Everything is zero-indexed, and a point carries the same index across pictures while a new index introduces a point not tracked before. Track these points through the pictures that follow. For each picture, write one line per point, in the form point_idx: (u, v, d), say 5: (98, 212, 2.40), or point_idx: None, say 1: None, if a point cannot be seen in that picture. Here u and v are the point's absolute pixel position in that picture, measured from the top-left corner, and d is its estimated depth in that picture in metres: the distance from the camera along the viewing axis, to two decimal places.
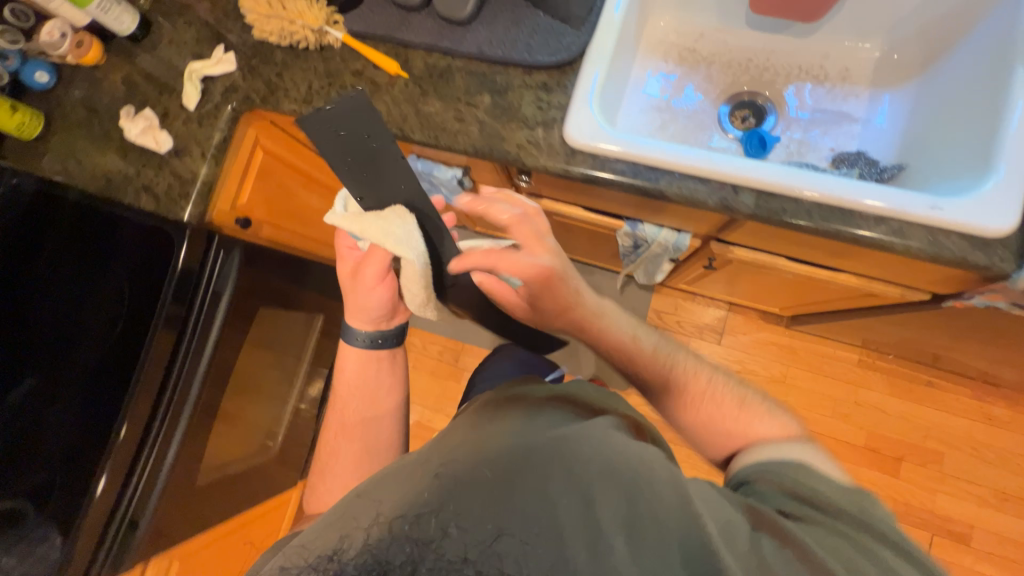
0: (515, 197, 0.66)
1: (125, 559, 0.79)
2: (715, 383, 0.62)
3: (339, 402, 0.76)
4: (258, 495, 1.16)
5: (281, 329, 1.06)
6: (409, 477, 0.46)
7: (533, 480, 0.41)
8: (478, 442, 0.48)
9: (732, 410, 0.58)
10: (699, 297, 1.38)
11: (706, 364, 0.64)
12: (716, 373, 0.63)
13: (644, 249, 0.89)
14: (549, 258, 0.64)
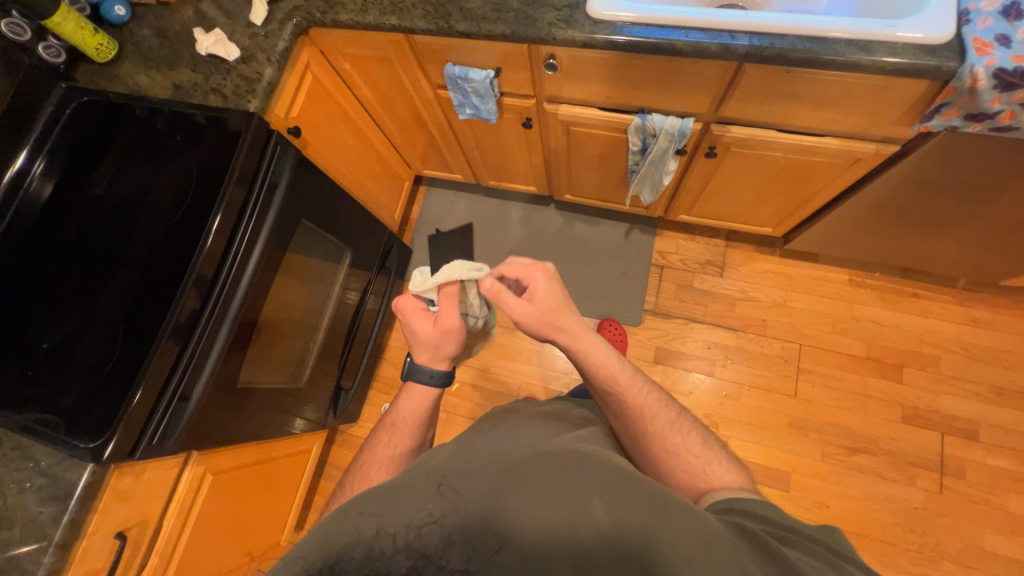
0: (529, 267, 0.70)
1: (173, 434, 0.83)
2: (683, 421, 0.66)
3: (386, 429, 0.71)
4: (287, 426, 1.17)
5: (316, 248, 1.13)
6: (415, 481, 0.49)
7: (526, 495, 0.46)
8: (475, 457, 0.53)
9: (696, 451, 0.63)
10: (698, 236, 1.50)
11: (683, 417, 0.67)
12: (683, 412, 0.68)
13: (652, 147, 1.01)
14: (554, 301, 0.68)
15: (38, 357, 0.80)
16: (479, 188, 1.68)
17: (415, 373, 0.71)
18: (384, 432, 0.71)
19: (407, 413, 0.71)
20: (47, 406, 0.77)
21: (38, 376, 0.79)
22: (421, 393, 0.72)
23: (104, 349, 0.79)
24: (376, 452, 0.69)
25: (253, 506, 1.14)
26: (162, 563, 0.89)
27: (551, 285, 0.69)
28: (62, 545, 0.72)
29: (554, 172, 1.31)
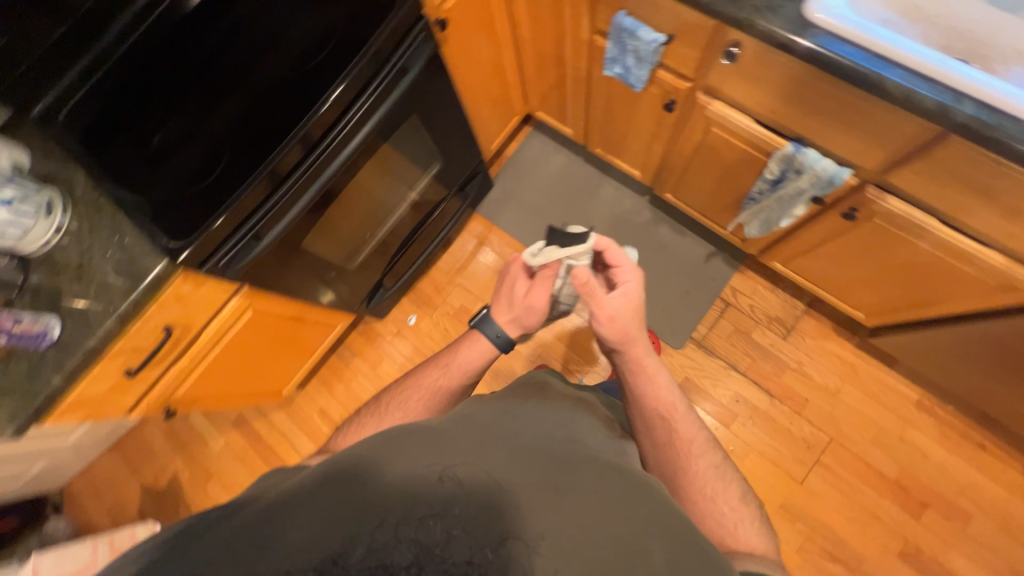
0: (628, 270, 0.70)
1: (240, 261, 0.89)
2: (724, 469, 0.66)
3: (438, 365, 0.72)
4: (326, 298, 1.23)
5: (410, 148, 1.16)
6: (409, 461, 0.49)
7: (520, 498, 0.47)
8: (469, 440, 0.53)
9: (732, 503, 0.63)
10: (780, 290, 1.41)
11: (726, 466, 0.67)
12: (726, 461, 0.67)
13: (788, 183, 0.92)
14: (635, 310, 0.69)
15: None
16: (582, 151, 1.61)
17: (483, 327, 0.71)
18: (435, 369, 0.72)
19: (462, 361, 0.71)
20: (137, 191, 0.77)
21: None
22: (479, 350, 0.71)
23: (203, 161, 0.81)
24: (422, 383, 0.71)
25: (274, 352, 1.24)
26: (190, 362, 1.00)
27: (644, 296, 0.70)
28: (122, 318, 0.80)
29: (668, 166, 1.23)
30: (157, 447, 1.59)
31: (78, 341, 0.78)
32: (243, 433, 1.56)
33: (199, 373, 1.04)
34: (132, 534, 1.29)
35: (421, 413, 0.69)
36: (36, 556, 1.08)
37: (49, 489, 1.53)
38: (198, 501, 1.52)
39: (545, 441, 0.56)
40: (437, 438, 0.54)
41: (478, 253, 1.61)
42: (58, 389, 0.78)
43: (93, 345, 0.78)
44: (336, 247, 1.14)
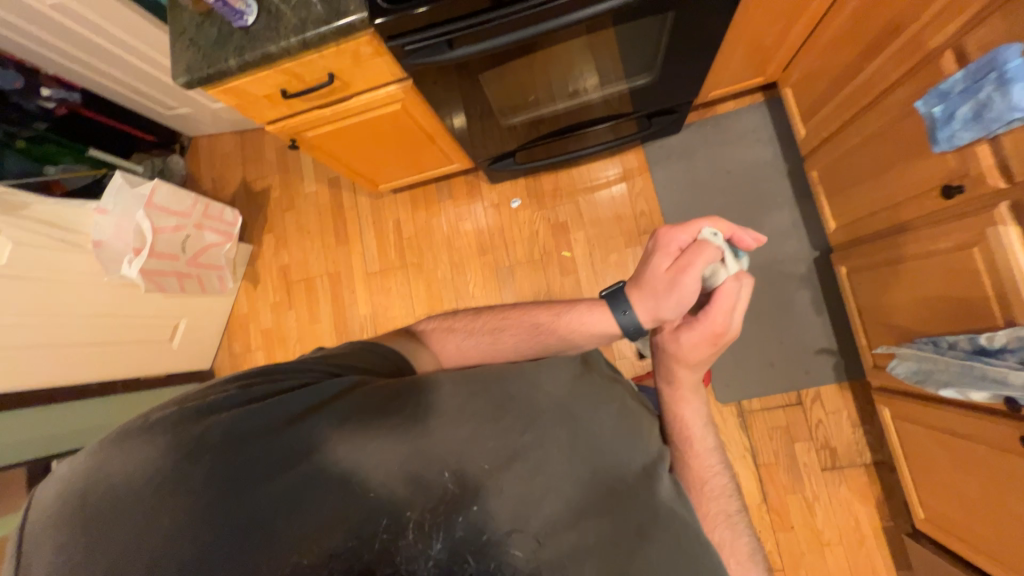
0: (721, 309, 0.63)
1: (420, 58, 0.83)
2: (736, 520, 0.60)
3: (550, 312, 0.69)
4: (463, 135, 1.19)
5: (638, 42, 0.98)
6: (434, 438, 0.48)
7: (538, 519, 0.45)
8: (503, 432, 0.48)
9: (736, 560, 0.58)
10: (861, 430, 1.25)
11: (743, 518, 0.61)
12: (744, 515, 0.61)
13: (994, 364, 0.73)
14: (698, 350, 0.64)
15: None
16: (794, 161, 1.34)
17: (613, 302, 0.66)
18: (544, 313, 0.69)
19: (569, 323, 0.67)
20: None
21: None
22: (596, 332, 0.67)
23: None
24: (526, 322, 0.69)
25: (393, 152, 1.26)
26: (330, 115, 1.03)
27: (709, 346, 0.64)
28: (304, 43, 0.80)
29: (874, 244, 1.01)
30: (268, 157, 1.76)
31: (263, 40, 0.80)
32: (331, 194, 1.69)
33: (332, 128, 1.07)
34: (221, 212, 1.49)
35: (511, 350, 0.67)
36: (158, 182, 1.26)
37: (184, 131, 1.77)
38: (273, 219, 1.72)
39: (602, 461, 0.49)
40: (479, 422, 0.49)
41: (613, 185, 1.48)
42: (229, 71, 0.82)
43: (271, 52, 0.80)
44: (502, 95, 1.07)
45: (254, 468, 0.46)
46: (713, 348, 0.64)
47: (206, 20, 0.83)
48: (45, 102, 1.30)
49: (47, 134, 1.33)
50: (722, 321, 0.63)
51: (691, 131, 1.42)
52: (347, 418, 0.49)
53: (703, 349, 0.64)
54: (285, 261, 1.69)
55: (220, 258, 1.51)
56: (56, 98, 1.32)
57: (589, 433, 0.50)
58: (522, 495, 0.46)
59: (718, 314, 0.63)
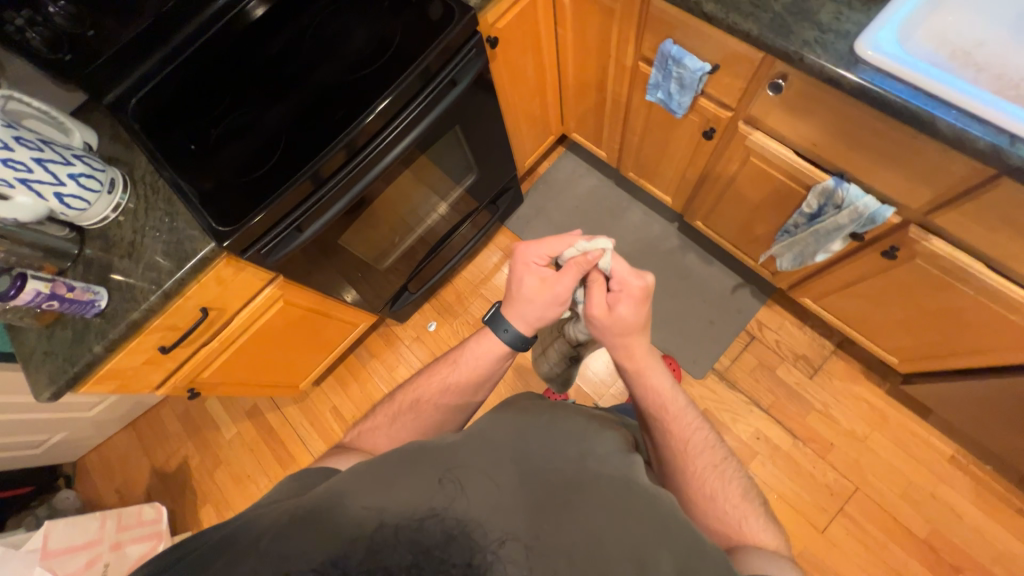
0: (630, 271, 0.65)
1: (278, 252, 0.91)
2: (724, 467, 0.64)
3: (450, 361, 0.72)
4: (353, 295, 1.25)
5: (446, 158, 1.18)
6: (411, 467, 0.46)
7: (525, 504, 0.44)
8: (481, 445, 0.49)
9: (737, 501, 0.60)
10: (808, 328, 1.38)
11: (731, 462, 0.65)
12: (731, 458, 0.65)
13: (825, 219, 0.91)
14: (635, 315, 0.66)
15: (207, 138, 0.89)
16: (614, 174, 1.63)
17: (494, 326, 0.69)
18: (444, 365, 0.72)
19: (465, 358, 0.71)
20: (193, 177, 0.87)
21: (198, 153, 0.88)
22: (486, 352, 0.70)
23: (253, 153, 0.87)
24: (433, 381, 0.71)
25: (297, 346, 1.26)
26: (219, 346, 1.02)
27: (642, 305, 0.66)
28: (166, 295, 0.83)
29: (700, 194, 1.23)
30: (172, 430, 1.61)
31: (122, 313, 0.82)
32: (255, 423, 1.58)
33: (226, 356, 1.06)
34: (138, 515, 1.31)
35: (436, 414, 0.69)
36: (48, 524, 1.09)
37: (65, 460, 1.57)
38: (204, 488, 1.53)
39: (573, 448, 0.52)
40: (456, 448, 0.49)
41: (502, 265, 1.62)
42: (97, 358, 0.81)
43: (135, 319, 0.81)
44: (366, 248, 1.17)
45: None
46: (647, 306, 0.67)
47: (55, 328, 0.82)
48: None
49: None
50: (636, 282, 0.65)
51: (532, 195, 1.66)
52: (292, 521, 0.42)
53: (640, 311, 0.66)
54: None
55: (156, 567, 1.27)
56: None
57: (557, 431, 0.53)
58: (502, 482, 0.45)
59: (632, 277, 0.65)
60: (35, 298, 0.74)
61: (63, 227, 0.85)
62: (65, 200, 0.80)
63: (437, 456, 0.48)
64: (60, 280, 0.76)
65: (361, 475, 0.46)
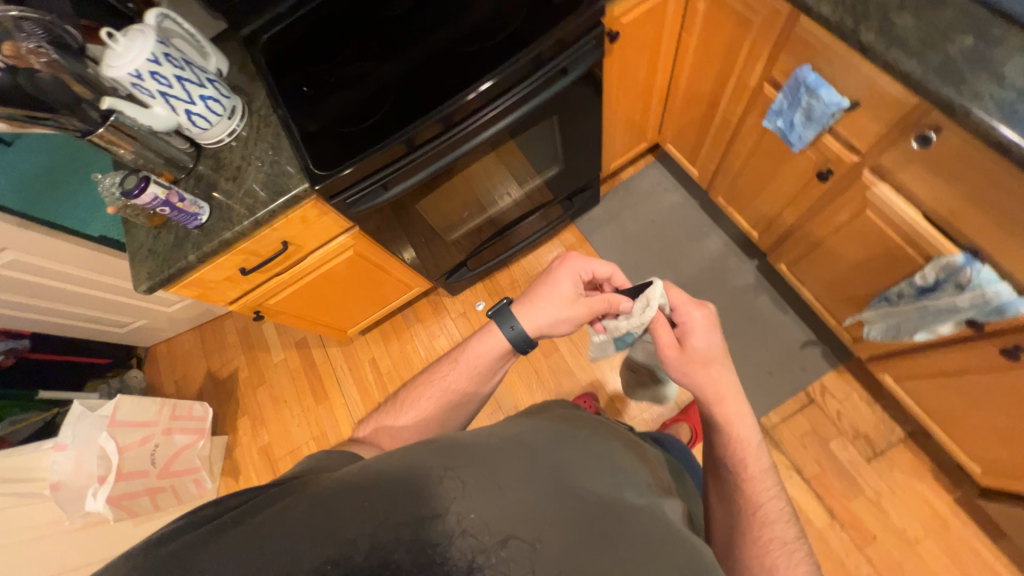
0: (682, 301, 0.64)
1: (360, 205, 0.95)
2: (791, 547, 0.58)
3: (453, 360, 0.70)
4: (415, 259, 1.29)
5: (533, 145, 1.16)
6: (417, 456, 0.44)
7: (535, 519, 0.40)
8: (492, 451, 0.46)
9: None
10: (879, 407, 1.25)
11: (801, 544, 0.59)
12: (800, 540, 0.60)
13: (939, 296, 0.81)
14: (707, 347, 0.63)
15: (321, 84, 0.93)
16: (700, 196, 1.55)
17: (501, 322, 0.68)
18: (446, 363, 0.70)
19: (473, 358, 0.68)
20: (300, 119, 0.92)
21: (310, 98, 0.93)
22: (502, 356, 0.69)
23: (358, 104, 0.90)
24: (434, 379, 0.68)
25: (355, 295, 1.32)
26: (289, 279, 1.09)
27: (712, 332, 0.64)
28: (257, 222, 0.89)
29: (794, 236, 1.14)
30: (230, 341, 1.77)
31: (218, 231, 0.89)
32: (301, 355, 1.69)
33: (292, 290, 1.13)
34: (190, 410, 1.43)
35: (434, 410, 0.66)
36: (120, 397, 1.23)
37: (140, 343, 1.76)
38: (246, 400, 1.66)
39: (590, 476, 0.48)
40: (462, 442, 0.47)
41: None
42: (189, 265, 0.89)
43: (227, 238, 0.88)
44: (439, 218, 1.19)
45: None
46: (718, 337, 0.64)
47: (161, 231, 0.91)
48: None
49: None
50: (695, 312, 0.64)
51: (609, 199, 1.61)
52: (292, 501, 0.39)
53: (712, 338, 0.64)
54: (266, 438, 1.60)
55: (195, 459, 1.41)
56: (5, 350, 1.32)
57: (572, 456, 0.50)
58: (511, 489, 0.42)
59: (687, 307, 0.64)
60: (152, 201, 0.81)
61: (185, 142, 0.93)
62: (192, 117, 0.88)
63: (456, 454, 0.45)
64: (175, 189, 0.83)
65: (371, 459, 0.44)
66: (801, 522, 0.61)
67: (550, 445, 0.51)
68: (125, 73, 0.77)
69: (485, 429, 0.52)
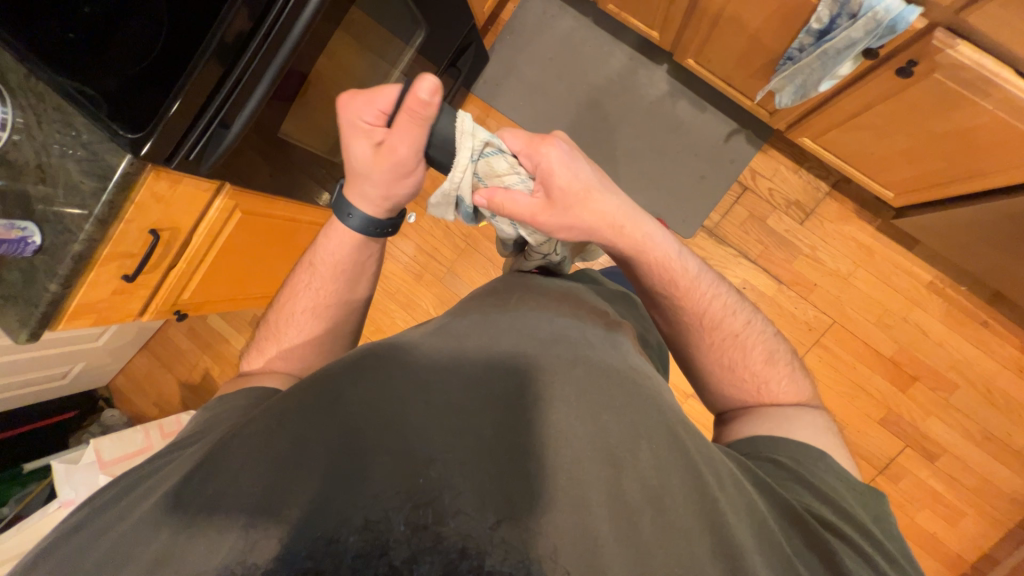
0: (535, 144, 0.60)
1: (207, 158, 0.80)
2: (743, 329, 0.64)
3: (311, 265, 0.70)
4: (315, 194, 1.17)
5: (384, 13, 0.95)
6: (331, 407, 0.43)
7: (470, 421, 0.42)
8: (413, 370, 0.47)
9: (757, 364, 0.62)
10: (804, 171, 1.30)
11: (751, 319, 0.66)
12: (750, 317, 0.66)
13: (833, 36, 0.78)
14: (592, 178, 0.63)
15: (78, 22, 0.71)
16: (592, 9, 1.37)
17: (340, 210, 0.68)
18: (304, 272, 0.70)
19: (333, 253, 0.69)
20: (78, 74, 0.72)
21: (75, 42, 0.72)
22: (356, 241, 0.69)
23: (140, 31, 0.70)
24: (300, 289, 0.69)
25: (273, 255, 1.22)
26: (187, 268, 0.98)
27: (576, 163, 0.62)
28: (101, 222, 0.76)
29: (692, 22, 1.04)
30: (184, 347, 1.68)
31: (64, 246, 0.76)
32: None
33: (200, 276, 1.03)
34: (179, 422, 1.42)
35: (314, 317, 0.68)
36: (95, 441, 1.20)
37: (97, 385, 1.68)
38: None
39: (520, 352, 0.50)
40: (381, 367, 0.47)
41: None
42: (58, 296, 0.78)
43: (78, 251, 0.76)
44: (317, 140, 1.04)
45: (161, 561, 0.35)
46: (585, 163, 0.63)
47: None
48: None
49: None
50: (550, 148, 0.60)
51: (498, 49, 1.42)
52: (252, 441, 0.42)
53: (574, 169, 0.62)
54: None
55: None
56: None
57: (500, 342, 0.51)
58: (441, 404, 0.43)
59: (540, 148, 0.60)
60: None
61: None
62: None
63: (403, 361, 0.48)
64: None
65: (285, 415, 0.43)
66: (746, 301, 0.67)
67: (478, 338, 0.52)
68: None
69: (404, 343, 0.52)
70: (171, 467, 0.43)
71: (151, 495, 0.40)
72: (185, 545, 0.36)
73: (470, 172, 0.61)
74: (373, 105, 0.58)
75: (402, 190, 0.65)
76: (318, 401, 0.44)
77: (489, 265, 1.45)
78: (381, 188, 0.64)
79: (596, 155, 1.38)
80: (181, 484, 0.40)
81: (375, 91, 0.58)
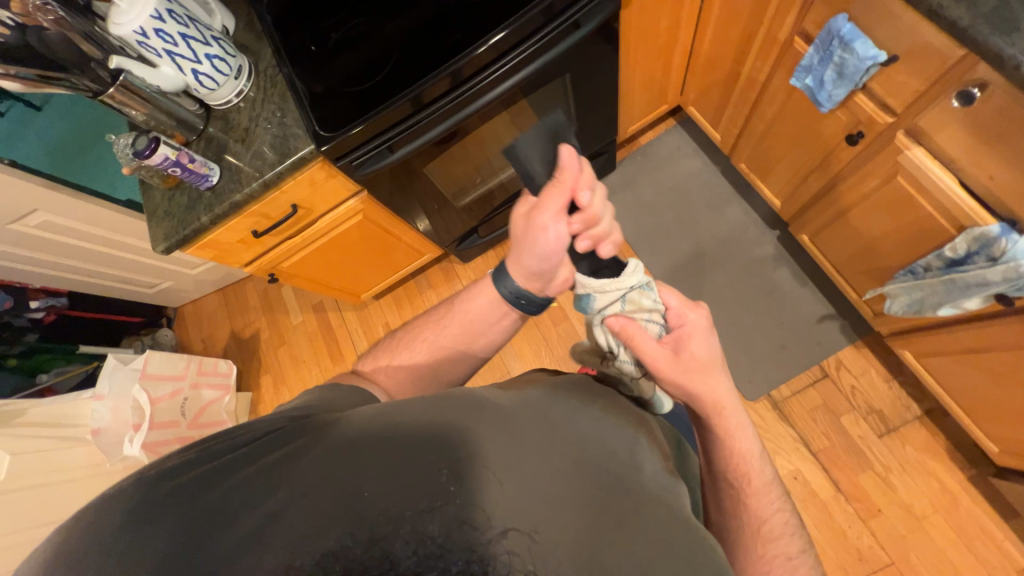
0: (684, 304, 0.62)
1: (365, 167, 0.94)
2: (796, 560, 0.59)
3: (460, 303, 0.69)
4: (425, 224, 1.29)
5: (545, 107, 1.12)
6: (385, 444, 0.39)
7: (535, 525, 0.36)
8: (490, 436, 0.41)
9: None
10: (896, 383, 1.21)
11: (806, 550, 0.60)
12: (807, 549, 0.60)
13: (966, 268, 0.77)
14: (715, 351, 0.61)
15: (326, 43, 0.91)
16: (722, 162, 1.48)
17: (499, 280, 0.66)
18: (449, 305, 0.70)
19: (465, 311, 0.68)
20: (307, 78, 0.90)
21: (316, 55, 0.91)
22: (490, 304, 0.68)
23: (365, 64, 0.88)
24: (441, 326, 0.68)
25: (366, 259, 1.34)
26: (298, 243, 1.11)
27: (709, 338, 0.61)
28: (265, 185, 0.90)
29: (817, 205, 1.08)
30: (252, 304, 1.83)
31: (228, 192, 0.90)
32: (318, 319, 1.74)
33: (304, 254, 1.15)
34: (216, 367, 1.50)
35: (444, 356, 0.67)
36: (149, 353, 1.31)
37: (168, 304, 1.84)
38: (267, 360, 1.74)
39: (598, 461, 0.43)
40: (449, 416, 0.42)
41: None
42: (203, 227, 0.91)
43: (237, 200, 0.90)
44: (448, 182, 1.17)
45: (203, 542, 0.34)
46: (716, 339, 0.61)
47: (176, 192, 0.94)
48: (34, 313, 1.42)
49: (38, 343, 1.42)
50: (699, 316, 0.62)
51: (626, 165, 1.55)
52: (302, 452, 0.39)
53: (710, 343, 0.61)
54: (287, 396, 1.67)
55: (222, 413, 1.47)
56: (44, 308, 1.43)
57: (580, 439, 0.44)
58: (509, 487, 0.38)
59: (687, 308, 0.62)
60: (163, 161, 0.82)
61: (195, 103, 0.94)
62: (199, 77, 0.87)
63: (476, 411, 0.43)
64: (185, 150, 0.84)
65: (339, 436, 0.40)
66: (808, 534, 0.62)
67: (562, 422, 0.45)
68: (131, 30, 0.77)
69: (486, 397, 0.46)
70: (233, 431, 0.41)
71: (216, 457, 0.39)
72: (235, 539, 0.34)
73: (622, 291, 0.64)
74: (574, 188, 0.59)
75: (571, 265, 0.66)
76: (374, 435, 0.40)
77: (543, 344, 1.47)
78: (543, 265, 0.63)
79: (683, 285, 1.40)
80: (241, 459, 0.39)
81: (563, 166, 0.58)
